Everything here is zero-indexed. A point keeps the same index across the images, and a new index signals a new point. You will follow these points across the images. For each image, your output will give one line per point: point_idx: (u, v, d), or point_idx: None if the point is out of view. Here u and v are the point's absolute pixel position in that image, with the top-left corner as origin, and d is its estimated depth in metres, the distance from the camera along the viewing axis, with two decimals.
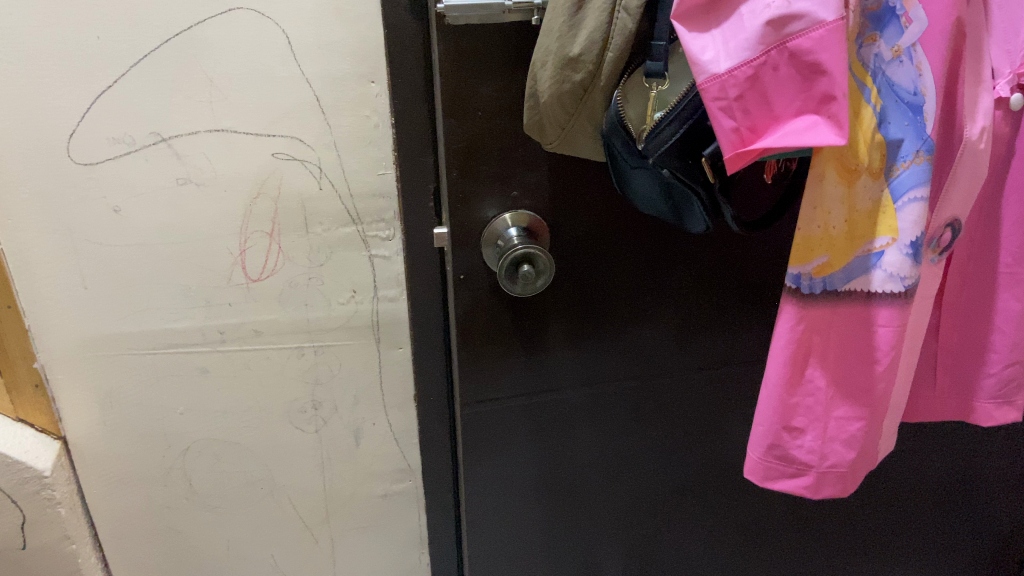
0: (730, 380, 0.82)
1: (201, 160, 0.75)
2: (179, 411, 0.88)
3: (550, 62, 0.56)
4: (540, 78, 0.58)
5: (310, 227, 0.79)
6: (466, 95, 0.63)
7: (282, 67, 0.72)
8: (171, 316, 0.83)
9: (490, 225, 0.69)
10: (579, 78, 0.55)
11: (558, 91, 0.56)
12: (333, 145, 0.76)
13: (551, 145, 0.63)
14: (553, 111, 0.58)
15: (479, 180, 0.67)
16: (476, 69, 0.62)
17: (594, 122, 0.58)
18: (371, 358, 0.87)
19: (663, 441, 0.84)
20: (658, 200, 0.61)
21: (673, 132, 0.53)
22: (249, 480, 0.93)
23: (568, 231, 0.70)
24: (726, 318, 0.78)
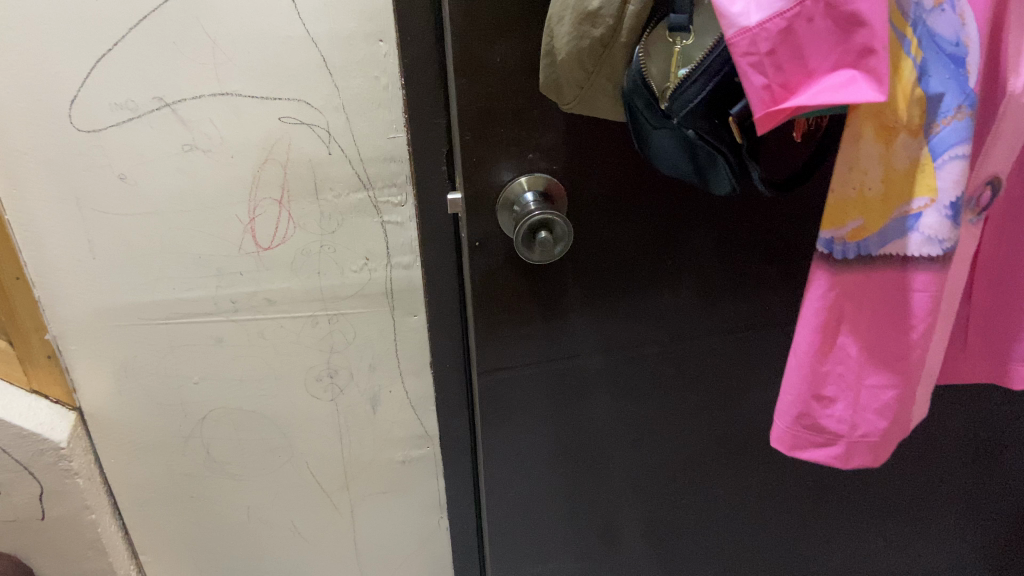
0: (754, 344, 0.80)
1: (208, 126, 0.73)
2: (194, 380, 0.87)
3: (568, 16, 0.54)
4: (557, 33, 0.55)
5: (320, 194, 0.77)
6: (480, 53, 0.60)
7: (287, 28, 0.69)
8: (183, 285, 0.81)
9: (506, 189, 0.66)
10: (598, 33, 0.52)
11: (575, 48, 0.54)
12: (341, 108, 0.73)
13: (569, 106, 0.60)
14: (570, 68, 0.56)
15: (495, 144, 0.65)
16: (489, 26, 0.59)
17: (614, 80, 0.56)
18: (386, 326, 0.85)
19: (685, 407, 0.83)
20: (681, 162, 0.58)
21: (699, 89, 0.50)
22: (267, 448, 0.92)
23: (588, 194, 0.68)
24: (750, 281, 0.76)
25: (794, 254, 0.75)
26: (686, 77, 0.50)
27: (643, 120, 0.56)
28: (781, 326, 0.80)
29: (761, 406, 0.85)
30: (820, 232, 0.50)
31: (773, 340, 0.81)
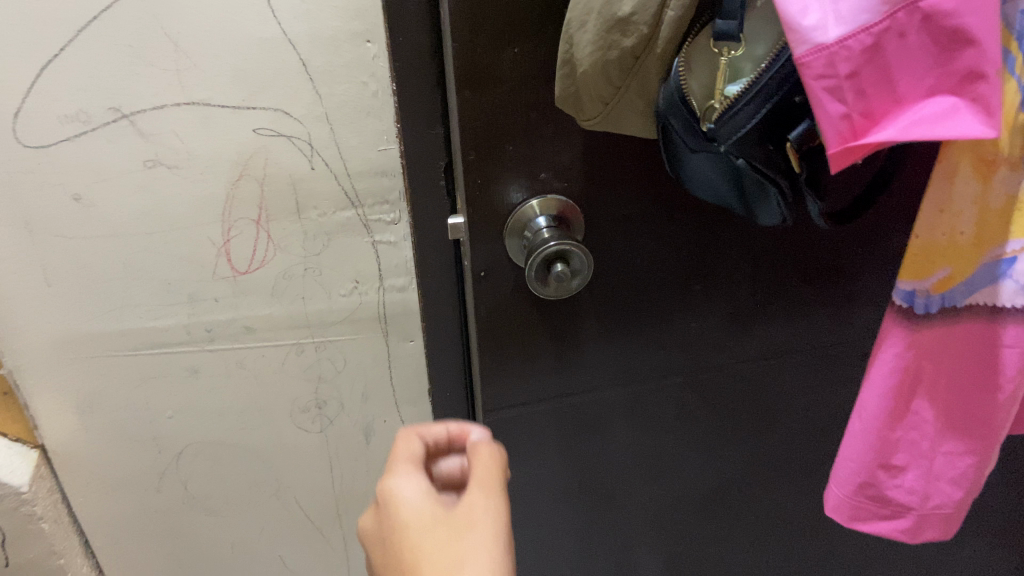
0: (786, 371, 0.73)
1: (172, 139, 0.64)
2: (167, 415, 0.79)
3: (593, 22, 0.45)
4: (578, 41, 0.47)
5: (303, 212, 0.69)
6: (486, 60, 0.52)
7: (260, 27, 0.60)
8: (152, 313, 0.73)
9: (516, 214, 0.58)
10: (629, 44, 0.44)
11: (601, 60, 0.45)
12: (324, 118, 0.65)
13: (588, 123, 0.51)
14: (593, 83, 0.47)
15: (502, 163, 0.56)
16: (496, 30, 0.51)
17: (646, 96, 0.47)
18: (379, 353, 0.78)
19: (709, 439, 0.76)
20: (722, 188, 0.50)
21: (753, 112, 0.42)
22: (251, 483, 0.84)
23: (608, 217, 0.60)
24: (785, 305, 0.68)
25: (835, 275, 0.67)
26: (737, 96, 0.42)
27: (678, 141, 0.48)
28: (818, 351, 0.72)
29: (791, 434, 0.78)
30: (899, 283, 0.42)
31: (807, 365, 0.73)
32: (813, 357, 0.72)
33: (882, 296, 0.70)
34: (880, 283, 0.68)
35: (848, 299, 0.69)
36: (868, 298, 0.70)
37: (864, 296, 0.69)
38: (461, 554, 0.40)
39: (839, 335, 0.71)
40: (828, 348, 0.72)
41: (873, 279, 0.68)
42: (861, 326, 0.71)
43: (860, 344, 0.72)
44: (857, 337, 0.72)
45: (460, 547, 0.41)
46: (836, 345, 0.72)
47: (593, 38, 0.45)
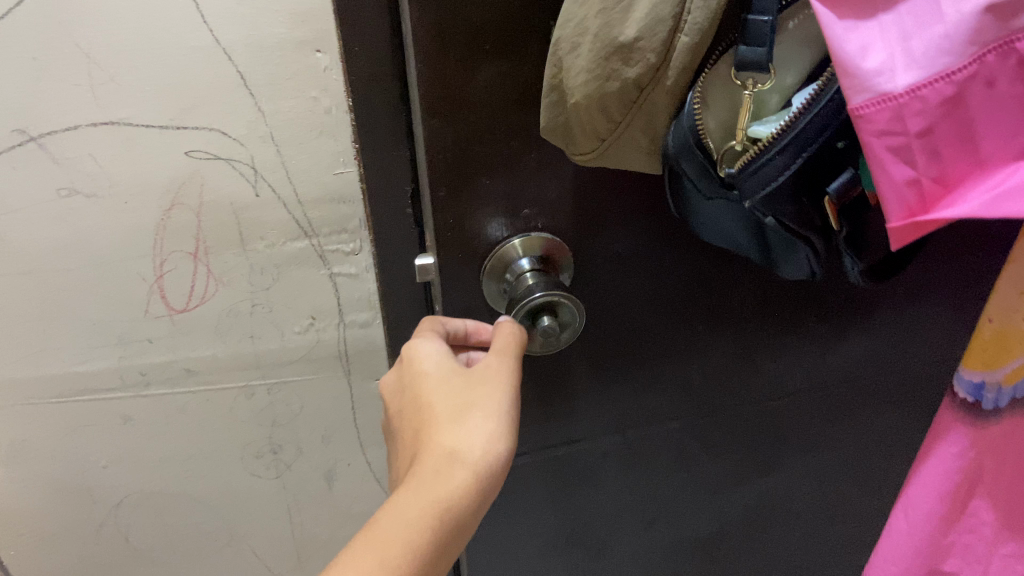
0: (795, 413, 0.66)
1: (89, 164, 0.54)
2: (102, 464, 0.70)
3: (588, 47, 0.37)
4: (570, 67, 0.38)
5: (248, 244, 0.60)
6: (456, 84, 0.44)
7: (189, 35, 0.50)
8: (77, 357, 0.63)
9: (493, 254, 0.51)
10: (634, 74, 0.35)
11: (599, 92, 0.37)
12: (269, 138, 0.55)
13: (581, 158, 0.42)
14: (589, 116, 0.39)
15: (476, 201, 0.49)
16: (469, 48, 0.43)
17: (651, 133, 0.39)
18: (341, 392, 0.70)
19: (706, 484, 0.69)
20: (743, 238, 0.42)
21: (788, 164, 0.34)
22: (201, 531, 0.77)
23: (598, 256, 0.52)
24: (798, 346, 0.61)
25: (856, 314, 0.59)
26: (768, 143, 0.34)
27: (689, 182, 0.40)
28: (829, 391, 0.65)
29: (795, 476, 0.71)
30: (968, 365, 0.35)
31: (817, 407, 0.66)
32: (824, 397, 0.65)
33: (908, 335, 0.62)
34: (902, 321, 0.61)
35: (867, 339, 0.62)
36: (890, 337, 0.62)
37: (887, 335, 0.62)
38: (471, 400, 0.40)
39: (855, 375, 0.64)
40: (841, 389, 0.65)
41: (897, 317, 0.61)
42: (879, 365, 0.64)
43: (874, 384, 0.65)
44: (873, 376, 0.65)
45: (471, 396, 0.40)
46: (850, 386, 0.65)
47: (589, 67, 0.36)
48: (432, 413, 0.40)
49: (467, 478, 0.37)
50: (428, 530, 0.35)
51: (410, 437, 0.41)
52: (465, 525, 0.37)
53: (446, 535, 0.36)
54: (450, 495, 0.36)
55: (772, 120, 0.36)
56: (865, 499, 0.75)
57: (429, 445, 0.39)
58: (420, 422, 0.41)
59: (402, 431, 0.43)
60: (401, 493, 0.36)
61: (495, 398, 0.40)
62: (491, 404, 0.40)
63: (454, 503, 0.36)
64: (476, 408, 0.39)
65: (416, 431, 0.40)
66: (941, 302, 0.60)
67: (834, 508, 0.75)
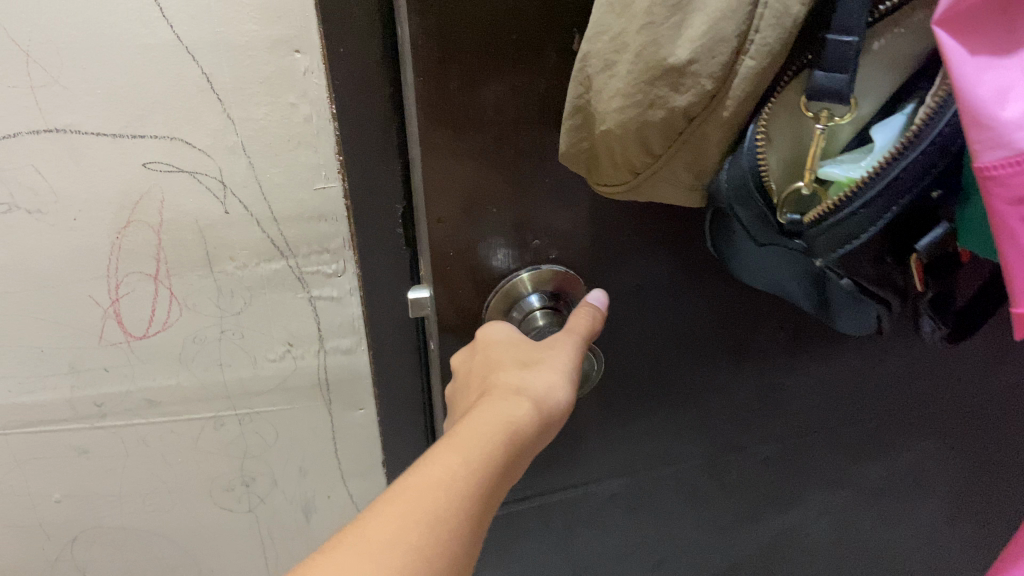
0: (819, 450, 0.60)
1: (31, 176, 0.47)
2: (54, 499, 0.63)
3: (625, 68, 0.29)
4: (601, 89, 0.31)
5: (216, 265, 0.53)
6: (460, 101, 0.37)
7: (144, 31, 0.43)
8: (23, 388, 0.56)
9: (500, 289, 0.44)
10: (684, 102, 0.29)
11: (638, 122, 0.30)
12: (239, 149, 0.48)
13: (608, 187, 0.36)
14: (622, 147, 0.32)
15: (480, 232, 0.42)
16: (477, 58, 0.36)
17: (696, 166, 0.32)
18: (320, 423, 0.63)
19: (716, 522, 0.64)
20: (788, 287, 0.36)
21: (878, 216, 0.28)
22: (166, 566, 0.70)
23: (616, 292, 0.46)
24: (829, 385, 0.55)
25: (894, 350, 0.54)
26: (853, 190, 0.28)
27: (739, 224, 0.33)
28: (857, 431, 0.60)
29: (812, 513, 0.66)
30: None
31: (844, 445, 0.60)
32: (852, 436, 0.60)
33: (948, 373, 0.56)
34: (945, 360, 0.55)
35: (904, 377, 0.56)
36: (929, 376, 0.56)
37: (926, 374, 0.56)
38: (540, 360, 0.38)
39: (886, 413, 0.59)
40: (870, 428, 0.60)
41: (940, 355, 0.55)
42: (914, 403, 0.58)
43: (907, 422, 0.60)
44: (906, 414, 0.59)
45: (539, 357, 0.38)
46: (881, 424, 0.59)
47: (627, 93, 0.29)
48: (499, 364, 0.39)
49: (536, 411, 0.35)
50: (499, 445, 0.32)
51: (470, 393, 0.39)
52: (522, 465, 0.34)
53: (513, 458, 0.32)
54: (521, 417, 0.34)
55: (851, 162, 0.29)
56: (884, 536, 0.70)
57: (495, 383, 0.36)
58: (485, 374, 0.39)
59: (460, 394, 0.40)
60: (471, 413, 0.33)
61: (561, 355, 0.39)
62: (558, 360, 0.39)
63: (524, 428, 0.34)
64: (543, 365, 0.38)
65: (481, 381, 0.38)
66: (988, 339, 0.54)
67: (850, 544, 0.70)
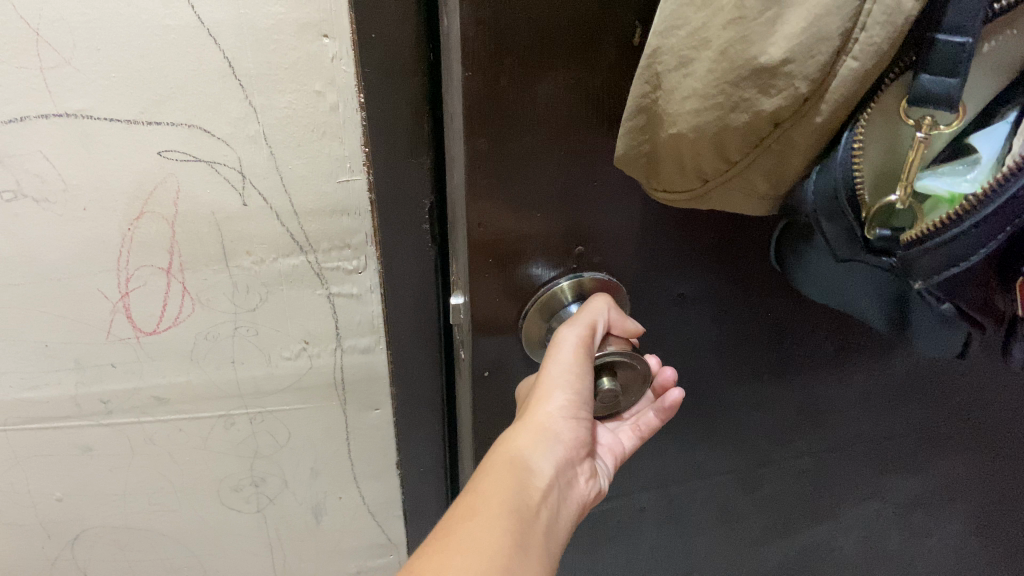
0: (855, 461, 0.58)
1: (38, 163, 0.44)
2: (56, 497, 0.61)
3: (704, 67, 0.28)
4: (673, 88, 0.29)
5: (232, 259, 0.50)
6: (509, 100, 0.34)
7: (163, 11, 0.40)
8: (26, 383, 0.54)
9: (537, 299, 0.42)
10: (772, 107, 0.26)
11: (717, 124, 0.28)
12: (260, 138, 0.45)
13: (667, 194, 0.34)
14: (694, 151, 0.30)
15: (523, 239, 0.39)
16: (526, 53, 0.33)
17: (779, 178, 0.30)
18: (335, 424, 0.61)
19: (741, 531, 0.62)
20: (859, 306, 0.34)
21: (984, 242, 0.24)
22: (170, 567, 0.68)
23: (660, 298, 0.44)
24: (872, 394, 0.53)
25: (940, 361, 0.52)
26: (962, 211, 0.25)
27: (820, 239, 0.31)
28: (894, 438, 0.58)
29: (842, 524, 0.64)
30: None
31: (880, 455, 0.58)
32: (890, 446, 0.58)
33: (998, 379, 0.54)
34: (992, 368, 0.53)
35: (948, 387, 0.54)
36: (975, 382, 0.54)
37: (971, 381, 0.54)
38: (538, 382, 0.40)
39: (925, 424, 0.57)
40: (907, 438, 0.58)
41: (986, 367, 0.53)
42: (957, 416, 0.56)
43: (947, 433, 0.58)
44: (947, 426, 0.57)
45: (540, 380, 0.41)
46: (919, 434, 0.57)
47: (707, 93, 0.27)
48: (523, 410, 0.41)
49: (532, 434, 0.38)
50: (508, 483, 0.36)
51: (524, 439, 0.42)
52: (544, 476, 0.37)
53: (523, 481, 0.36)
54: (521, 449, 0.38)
55: (953, 173, 0.27)
56: (913, 548, 0.68)
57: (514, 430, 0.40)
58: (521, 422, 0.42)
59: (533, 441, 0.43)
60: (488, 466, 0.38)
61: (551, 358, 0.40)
62: (556, 369, 0.39)
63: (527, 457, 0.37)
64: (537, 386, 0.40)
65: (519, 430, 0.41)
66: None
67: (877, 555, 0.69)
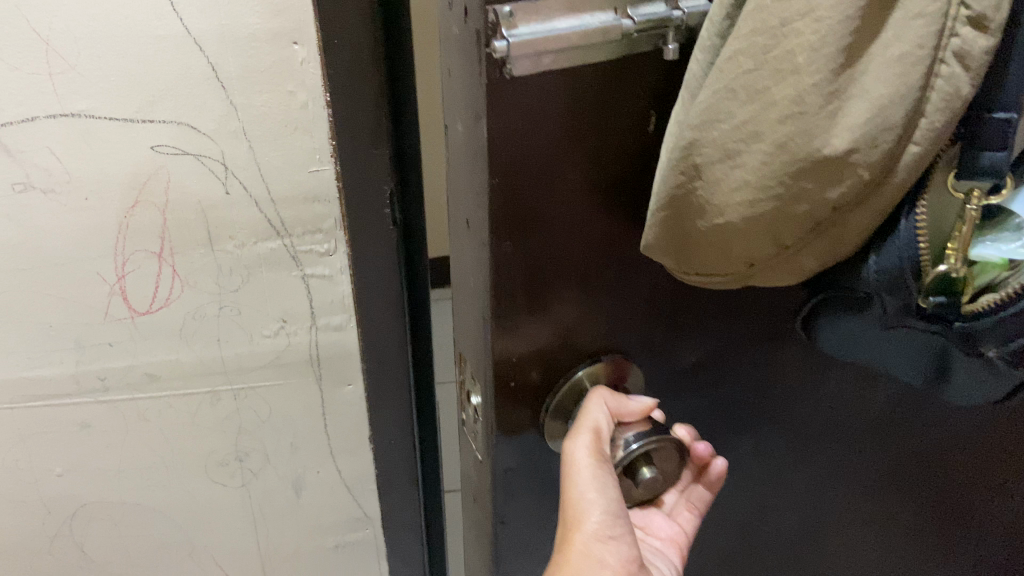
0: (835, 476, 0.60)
1: (47, 158, 0.51)
2: (56, 473, 0.66)
3: (758, 158, 0.30)
4: (715, 179, 0.31)
5: (216, 243, 0.57)
6: (540, 191, 0.36)
7: (156, 23, 0.47)
8: (32, 362, 0.60)
9: (561, 390, 0.44)
10: (836, 194, 0.30)
11: (772, 212, 0.31)
12: (241, 133, 0.52)
13: (699, 276, 0.36)
14: (733, 237, 0.33)
15: (553, 313, 0.41)
16: (562, 144, 0.35)
17: (822, 255, 0.33)
18: (312, 399, 0.67)
19: (734, 546, 0.63)
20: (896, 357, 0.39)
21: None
22: (161, 542, 0.73)
23: (668, 351, 0.46)
24: (851, 402, 0.55)
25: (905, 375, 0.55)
26: (1013, 296, 0.32)
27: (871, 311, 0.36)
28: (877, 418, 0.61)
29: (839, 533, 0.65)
30: None
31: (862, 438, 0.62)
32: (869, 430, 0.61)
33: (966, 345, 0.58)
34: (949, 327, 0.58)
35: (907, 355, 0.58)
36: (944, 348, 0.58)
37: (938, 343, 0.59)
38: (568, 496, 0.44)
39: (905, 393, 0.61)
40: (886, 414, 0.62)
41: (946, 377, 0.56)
42: None
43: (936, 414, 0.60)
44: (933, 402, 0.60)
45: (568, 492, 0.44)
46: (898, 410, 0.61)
47: (764, 185, 0.30)
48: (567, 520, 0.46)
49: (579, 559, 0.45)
50: None
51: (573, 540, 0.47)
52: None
53: None
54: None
55: (1002, 241, 0.33)
56: (895, 555, 0.69)
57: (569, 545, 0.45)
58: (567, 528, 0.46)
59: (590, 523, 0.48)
60: None
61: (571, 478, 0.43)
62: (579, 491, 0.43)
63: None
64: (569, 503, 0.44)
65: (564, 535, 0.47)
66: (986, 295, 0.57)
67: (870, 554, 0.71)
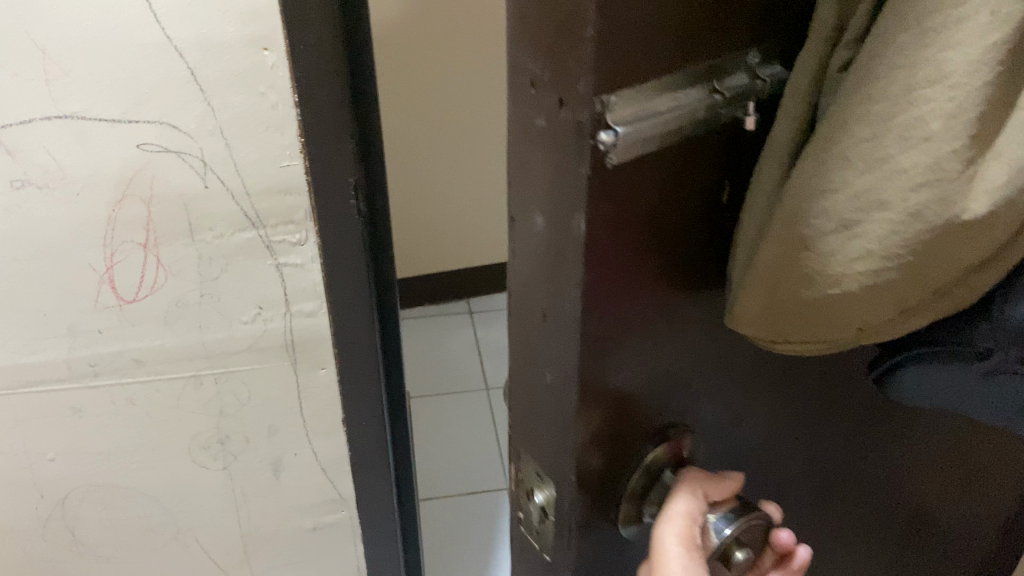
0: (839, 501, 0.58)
1: (43, 156, 0.57)
2: (49, 457, 0.71)
3: (878, 226, 0.31)
4: (828, 250, 0.32)
5: (197, 234, 0.62)
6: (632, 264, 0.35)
7: (141, 32, 0.53)
8: (27, 349, 0.65)
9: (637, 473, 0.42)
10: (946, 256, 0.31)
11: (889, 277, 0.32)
12: (218, 131, 0.58)
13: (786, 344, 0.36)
14: (841, 300, 0.33)
15: (628, 386, 0.39)
16: (655, 216, 0.33)
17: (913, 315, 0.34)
18: (288, 383, 0.72)
19: None
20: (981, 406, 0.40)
21: None
22: (148, 524, 0.78)
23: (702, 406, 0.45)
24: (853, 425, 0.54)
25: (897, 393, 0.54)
26: None
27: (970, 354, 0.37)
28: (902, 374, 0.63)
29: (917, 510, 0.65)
30: None
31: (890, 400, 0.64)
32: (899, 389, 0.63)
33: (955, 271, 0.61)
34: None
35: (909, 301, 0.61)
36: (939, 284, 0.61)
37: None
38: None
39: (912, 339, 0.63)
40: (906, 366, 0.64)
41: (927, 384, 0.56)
42: None
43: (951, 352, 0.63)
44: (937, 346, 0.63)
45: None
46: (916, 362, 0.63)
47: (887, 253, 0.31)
48: None
49: None
50: None
51: None
52: None
53: None
54: None
55: None
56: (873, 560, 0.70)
57: None
58: None
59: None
60: None
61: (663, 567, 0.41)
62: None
63: None
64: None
65: None
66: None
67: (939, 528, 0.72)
